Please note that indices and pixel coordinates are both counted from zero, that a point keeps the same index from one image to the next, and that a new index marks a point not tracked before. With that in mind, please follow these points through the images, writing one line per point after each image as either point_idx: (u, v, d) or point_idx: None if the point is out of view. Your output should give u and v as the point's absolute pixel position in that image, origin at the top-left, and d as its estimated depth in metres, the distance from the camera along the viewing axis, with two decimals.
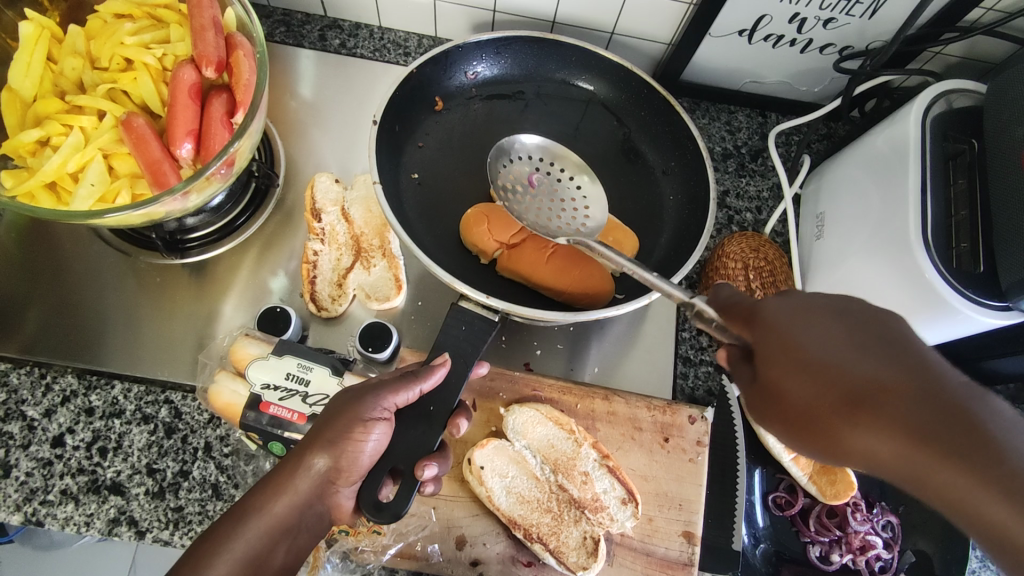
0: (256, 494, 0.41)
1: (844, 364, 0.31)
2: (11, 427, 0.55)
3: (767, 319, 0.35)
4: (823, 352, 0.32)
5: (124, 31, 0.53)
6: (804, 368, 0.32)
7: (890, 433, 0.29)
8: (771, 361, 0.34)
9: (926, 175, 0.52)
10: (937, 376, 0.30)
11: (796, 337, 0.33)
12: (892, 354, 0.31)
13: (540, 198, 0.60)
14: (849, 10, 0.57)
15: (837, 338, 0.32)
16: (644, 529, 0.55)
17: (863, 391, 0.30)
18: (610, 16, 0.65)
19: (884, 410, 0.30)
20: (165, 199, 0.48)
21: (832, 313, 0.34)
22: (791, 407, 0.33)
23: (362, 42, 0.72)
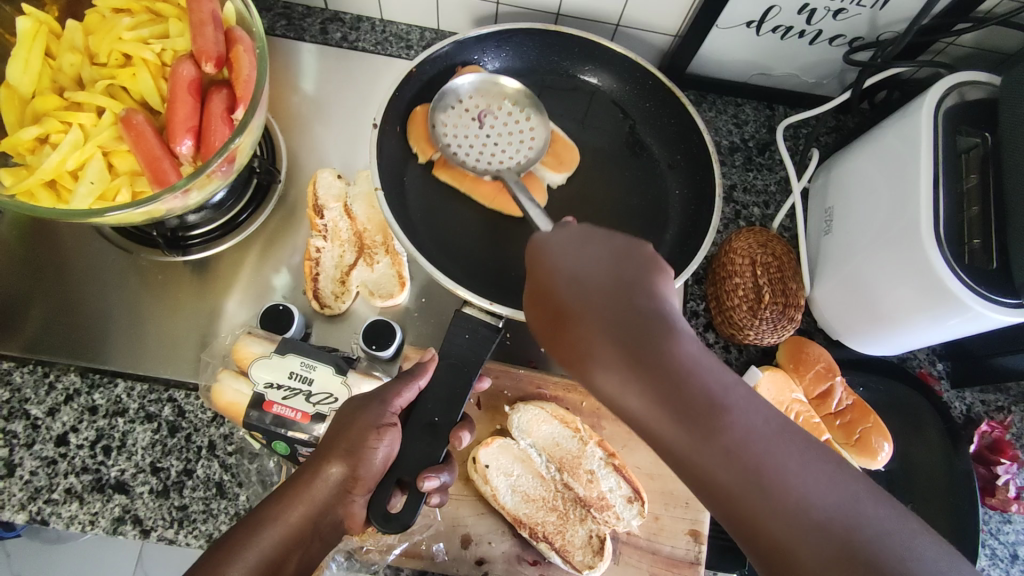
0: (273, 503, 0.42)
1: (579, 297, 0.38)
2: (15, 425, 0.55)
3: (541, 246, 0.43)
4: (568, 295, 0.38)
5: (122, 26, 0.52)
6: (544, 295, 0.40)
7: (588, 327, 0.36)
8: (532, 294, 0.41)
9: (938, 170, 0.51)
10: (637, 300, 0.37)
11: (547, 269, 0.41)
12: (615, 274, 0.38)
13: (483, 134, 0.62)
14: (859, 0, 0.56)
15: (586, 263, 0.40)
16: (650, 527, 0.54)
17: (570, 311, 0.38)
18: (615, 8, 0.64)
19: (599, 304, 0.37)
20: (165, 197, 0.47)
21: (568, 259, 0.41)
22: (549, 336, 0.40)
23: (364, 35, 0.71)
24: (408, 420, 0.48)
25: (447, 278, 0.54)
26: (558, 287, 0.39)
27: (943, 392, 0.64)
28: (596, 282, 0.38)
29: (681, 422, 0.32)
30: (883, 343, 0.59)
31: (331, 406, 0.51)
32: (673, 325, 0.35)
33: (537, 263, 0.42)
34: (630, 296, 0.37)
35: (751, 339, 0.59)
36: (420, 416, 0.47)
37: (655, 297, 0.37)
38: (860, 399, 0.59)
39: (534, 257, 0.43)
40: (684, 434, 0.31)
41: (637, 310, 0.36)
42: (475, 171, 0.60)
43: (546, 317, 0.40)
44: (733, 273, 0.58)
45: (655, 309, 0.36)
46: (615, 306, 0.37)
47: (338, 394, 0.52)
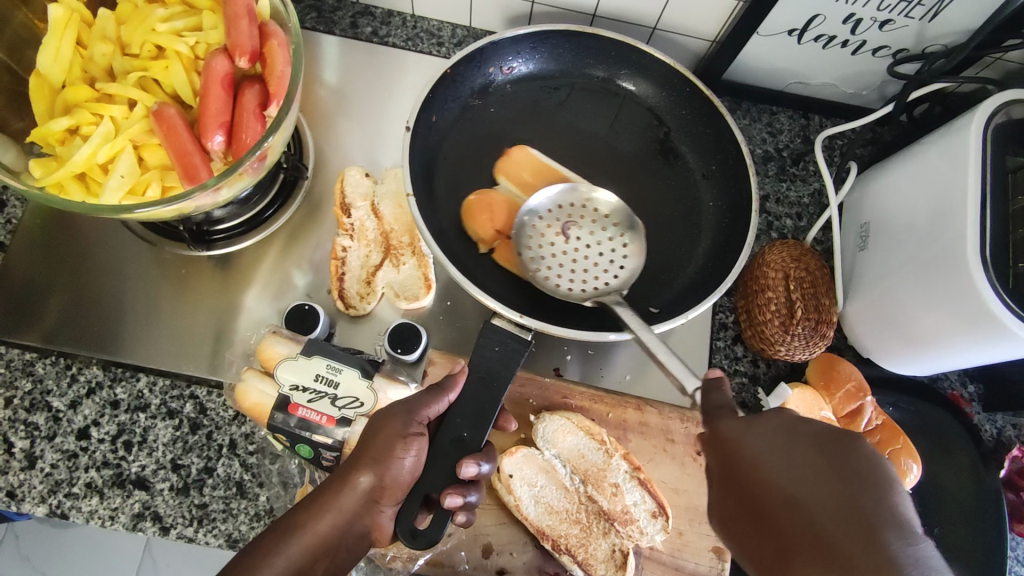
0: (301, 510, 0.42)
1: (805, 516, 0.33)
2: (36, 417, 0.54)
3: (734, 445, 0.37)
4: (780, 482, 0.35)
5: (156, 17, 0.51)
6: (752, 490, 0.36)
7: (813, 555, 0.32)
8: (731, 489, 0.37)
9: (984, 191, 0.49)
10: (859, 500, 0.33)
11: (751, 463, 0.36)
12: (819, 481, 0.34)
13: (568, 248, 0.57)
14: (908, 12, 0.55)
15: (789, 464, 0.35)
16: (674, 543, 0.53)
17: (791, 535, 0.33)
18: (654, 11, 0.62)
19: (817, 509, 0.33)
20: (196, 194, 0.46)
21: (795, 445, 0.36)
22: (738, 536, 0.36)
23: (395, 31, 0.70)
24: (436, 432, 0.48)
25: (477, 288, 0.53)
26: (750, 471, 0.36)
27: (974, 414, 0.63)
28: (803, 471, 0.34)
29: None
30: (917, 364, 0.57)
31: (357, 411, 0.51)
32: (890, 533, 0.31)
33: (733, 448, 0.37)
34: (857, 496, 0.33)
35: (781, 355, 0.58)
36: (448, 431, 0.47)
37: (890, 506, 0.32)
38: (889, 419, 0.58)
39: (710, 445, 0.39)
40: None
41: (853, 500, 0.33)
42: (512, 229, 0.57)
43: (731, 508, 0.37)
44: (766, 288, 0.57)
45: (843, 515, 0.32)
46: (846, 507, 0.33)
47: (363, 399, 0.51)
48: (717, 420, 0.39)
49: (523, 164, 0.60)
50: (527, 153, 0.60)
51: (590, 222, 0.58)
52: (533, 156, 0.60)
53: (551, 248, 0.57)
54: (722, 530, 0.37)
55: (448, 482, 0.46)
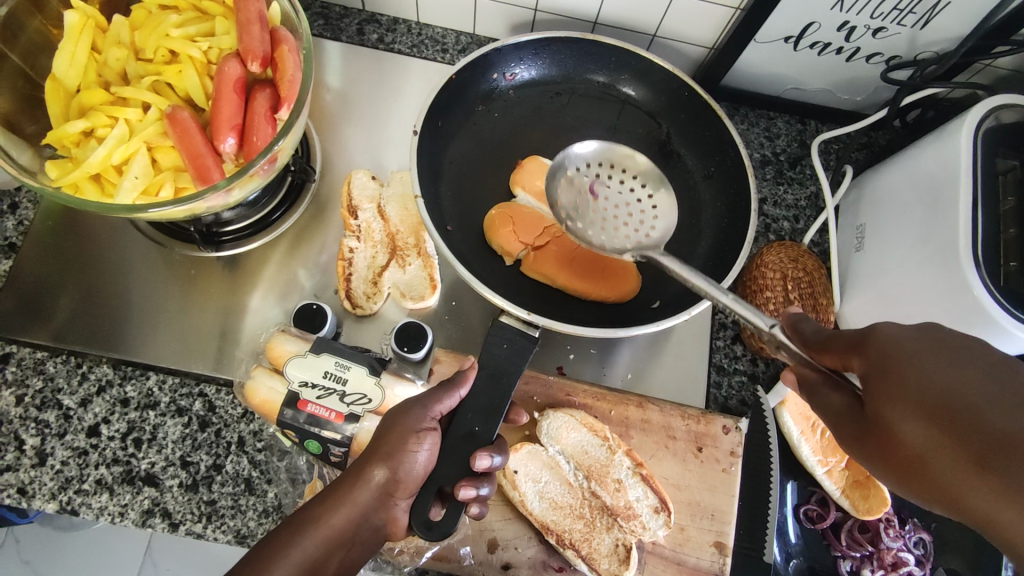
0: (317, 504, 0.43)
1: (990, 423, 0.30)
2: (47, 415, 0.55)
3: (888, 352, 0.34)
4: (973, 422, 0.31)
5: (170, 24, 0.52)
6: (936, 407, 0.32)
7: (977, 474, 0.30)
8: (889, 395, 0.33)
9: (976, 192, 0.51)
10: None
11: (906, 370, 0.33)
12: (1007, 394, 0.31)
13: (599, 210, 0.55)
14: (901, 20, 0.57)
15: (970, 377, 0.32)
16: (676, 538, 0.54)
17: (980, 445, 0.30)
18: (653, 19, 0.64)
19: (1002, 417, 0.30)
20: (208, 195, 0.48)
21: (943, 350, 0.33)
22: (875, 444, 0.34)
23: (400, 38, 0.71)
24: (448, 428, 0.49)
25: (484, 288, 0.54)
26: (914, 377, 0.33)
27: None
28: (980, 388, 0.31)
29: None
30: None
31: (365, 407, 0.52)
32: (1015, 419, 0.30)
33: (875, 365, 0.35)
34: (1019, 393, 0.31)
35: None
36: (459, 427, 0.48)
37: None
38: None
39: (846, 353, 0.37)
40: None
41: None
42: (539, 243, 0.57)
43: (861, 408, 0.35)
44: (764, 287, 0.58)
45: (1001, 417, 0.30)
46: (1018, 410, 0.30)
47: (371, 395, 0.52)
48: (870, 331, 0.36)
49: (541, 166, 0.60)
50: (539, 164, 0.61)
51: (618, 182, 0.56)
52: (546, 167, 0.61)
53: (587, 215, 0.55)
54: (857, 443, 0.35)
55: (456, 479, 0.47)
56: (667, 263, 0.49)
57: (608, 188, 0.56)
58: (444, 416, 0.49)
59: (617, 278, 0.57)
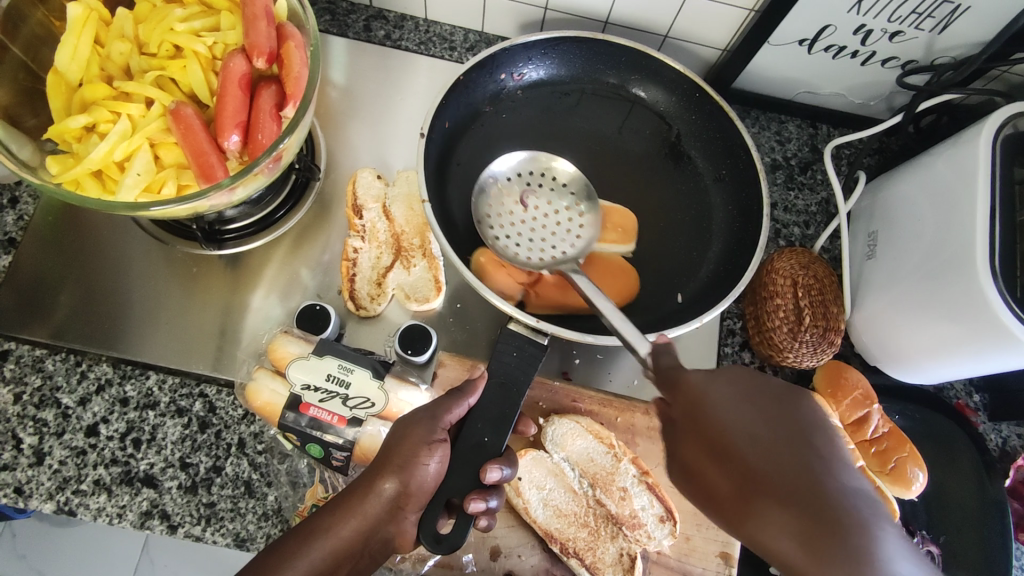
0: (326, 514, 0.43)
1: (762, 453, 0.34)
2: (45, 414, 0.54)
3: (697, 396, 0.38)
4: (746, 449, 0.35)
5: (174, 17, 0.51)
6: (725, 452, 0.35)
7: (773, 506, 0.33)
8: (691, 438, 0.37)
9: (994, 201, 0.49)
10: (824, 479, 0.33)
11: (704, 415, 0.37)
12: (767, 434, 0.35)
13: (528, 218, 0.59)
14: (919, 24, 0.56)
15: (740, 420, 0.36)
16: (681, 547, 0.54)
17: (763, 474, 0.34)
18: (666, 19, 0.63)
19: (760, 453, 0.34)
20: (211, 194, 0.47)
21: (755, 399, 0.37)
22: (694, 480, 0.37)
23: (407, 35, 0.70)
24: (456, 439, 0.48)
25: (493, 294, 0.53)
26: (703, 417, 0.37)
27: (979, 424, 0.63)
28: (746, 422, 0.36)
29: (816, 552, 0.31)
30: (923, 373, 0.58)
31: (368, 411, 0.51)
32: (836, 468, 0.33)
33: (686, 408, 0.38)
34: (806, 446, 0.34)
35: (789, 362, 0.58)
36: (469, 437, 0.47)
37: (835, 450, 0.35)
38: (895, 427, 0.57)
39: (671, 392, 0.40)
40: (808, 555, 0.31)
41: (808, 445, 0.34)
42: (532, 271, 0.57)
43: (678, 432, 0.38)
44: (775, 295, 0.57)
45: (803, 465, 0.33)
46: (792, 458, 0.34)
47: (375, 400, 0.51)
48: (675, 374, 0.40)
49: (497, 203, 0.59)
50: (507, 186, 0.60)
51: (549, 192, 0.60)
52: (511, 188, 0.60)
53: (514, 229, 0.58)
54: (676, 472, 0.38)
55: (465, 491, 0.46)
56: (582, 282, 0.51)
57: (537, 197, 0.60)
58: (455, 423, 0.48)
59: (612, 274, 0.59)
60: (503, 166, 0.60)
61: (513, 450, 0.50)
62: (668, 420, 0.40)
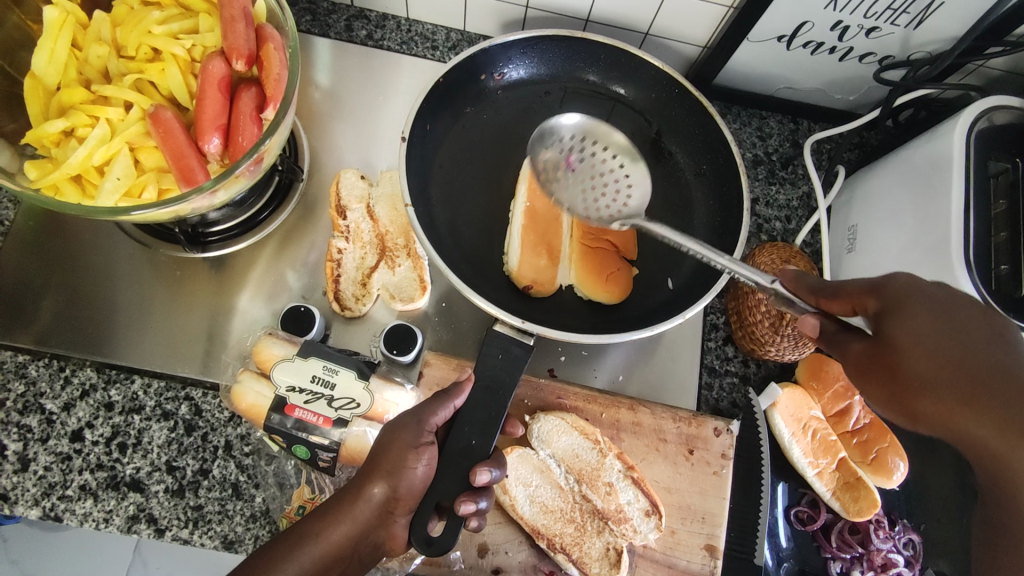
0: (316, 519, 0.43)
1: (939, 355, 0.35)
2: (29, 420, 0.54)
3: (902, 297, 0.37)
4: (926, 353, 0.35)
5: (152, 20, 0.51)
6: (893, 371, 0.36)
7: (940, 407, 0.34)
8: (886, 360, 0.36)
9: (969, 195, 0.50)
10: (1013, 379, 0.34)
11: (910, 343, 0.35)
12: (985, 358, 0.34)
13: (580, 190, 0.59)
14: (894, 19, 0.56)
15: (938, 341, 0.35)
16: (667, 541, 0.54)
17: (915, 377, 0.35)
18: (646, 16, 0.63)
19: (954, 359, 0.34)
20: (193, 197, 0.47)
21: (947, 313, 0.36)
22: (869, 387, 0.38)
23: (389, 34, 0.70)
24: (445, 442, 0.48)
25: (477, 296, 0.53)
26: (901, 334, 0.36)
27: None
28: (948, 343, 0.35)
29: (1009, 439, 0.33)
30: None
31: (354, 412, 0.51)
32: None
33: (885, 327, 0.37)
34: (1007, 347, 0.35)
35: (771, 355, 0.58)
36: (456, 440, 0.47)
37: (1020, 349, 0.35)
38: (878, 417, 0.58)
39: (846, 298, 0.39)
40: (1000, 440, 0.33)
41: (1007, 349, 0.35)
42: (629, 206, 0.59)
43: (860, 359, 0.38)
44: (755, 288, 0.57)
45: (1004, 365, 0.34)
46: (991, 356, 0.35)
47: (360, 400, 0.51)
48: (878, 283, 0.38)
49: (528, 262, 0.56)
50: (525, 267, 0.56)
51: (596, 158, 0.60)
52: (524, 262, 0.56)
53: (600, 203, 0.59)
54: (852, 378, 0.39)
55: (453, 494, 0.46)
56: (664, 236, 0.51)
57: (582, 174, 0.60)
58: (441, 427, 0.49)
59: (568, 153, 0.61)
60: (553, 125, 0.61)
61: (501, 451, 0.50)
62: (846, 324, 0.40)
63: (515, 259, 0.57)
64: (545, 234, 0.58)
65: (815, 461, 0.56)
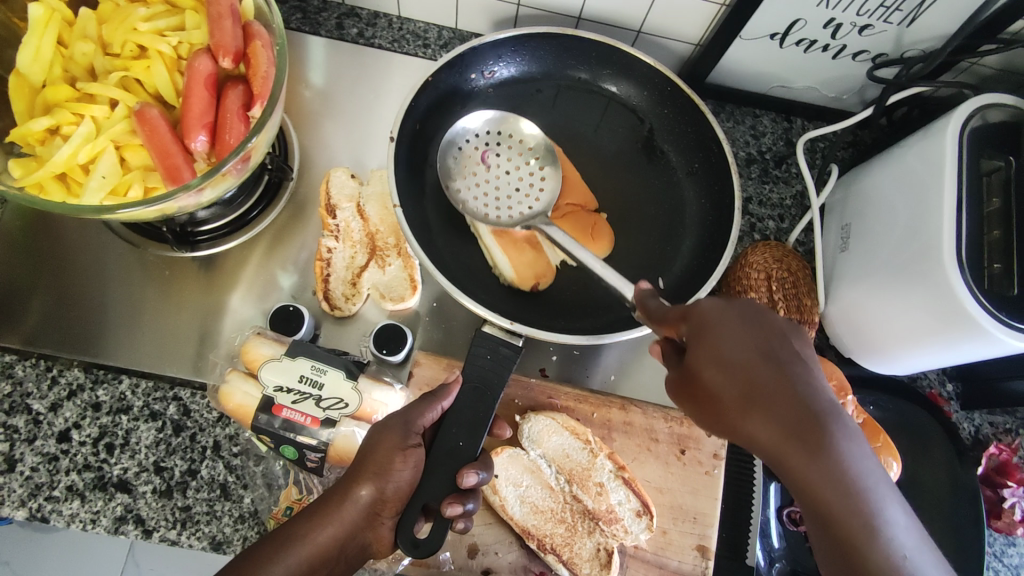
0: (302, 520, 0.43)
1: (721, 371, 0.34)
2: (16, 420, 0.54)
3: (707, 318, 0.36)
4: (726, 356, 0.34)
5: (138, 17, 0.51)
6: (705, 395, 0.35)
7: (748, 414, 0.33)
8: (693, 375, 0.36)
9: (960, 193, 0.50)
10: (817, 402, 0.32)
11: (710, 350, 0.35)
12: (760, 364, 0.34)
13: (490, 177, 0.61)
14: (887, 17, 0.56)
15: (735, 344, 0.35)
16: (658, 541, 0.54)
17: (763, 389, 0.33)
18: (638, 14, 0.63)
19: (754, 371, 0.33)
20: (178, 195, 0.46)
21: (755, 320, 0.36)
22: (690, 408, 0.37)
23: (381, 32, 0.70)
24: (433, 443, 0.48)
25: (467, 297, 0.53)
26: (698, 340, 0.36)
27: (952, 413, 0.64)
28: (743, 352, 0.34)
29: (797, 448, 0.31)
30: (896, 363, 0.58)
31: (342, 412, 0.51)
32: (808, 382, 0.33)
33: (695, 334, 0.36)
34: (782, 362, 0.34)
35: None
36: (445, 441, 0.47)
37: (807, 366, 0.34)
38: (870, 417, 0.58)
39: (681, 313, 0.39)
40: (795, 449, 0.31)
41: (789, 364, 0.34)
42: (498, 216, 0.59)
43: (680, 376, 0.37)
44: (750, 289, 0.57)
45: (801, 385, 0.33)
46: (772, 372, 0.33)
47: (348, 400, 0.51)
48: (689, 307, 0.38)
49: (517, 263, 0.57)
50: (513, 263, 0.57)
51: (508, 151, 0.62)
52: (510, 260, 0.57)
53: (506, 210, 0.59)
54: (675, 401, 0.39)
55: (441, 494, 0.46)
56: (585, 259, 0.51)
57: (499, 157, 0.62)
58: (429, 427, 0.48)
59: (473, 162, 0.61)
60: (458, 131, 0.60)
61: (490, 452, 0.50)
62: (675, 350, 0.40)
63: (504, 265, 0.57)
64: (511, 226, 0.58)
65: None
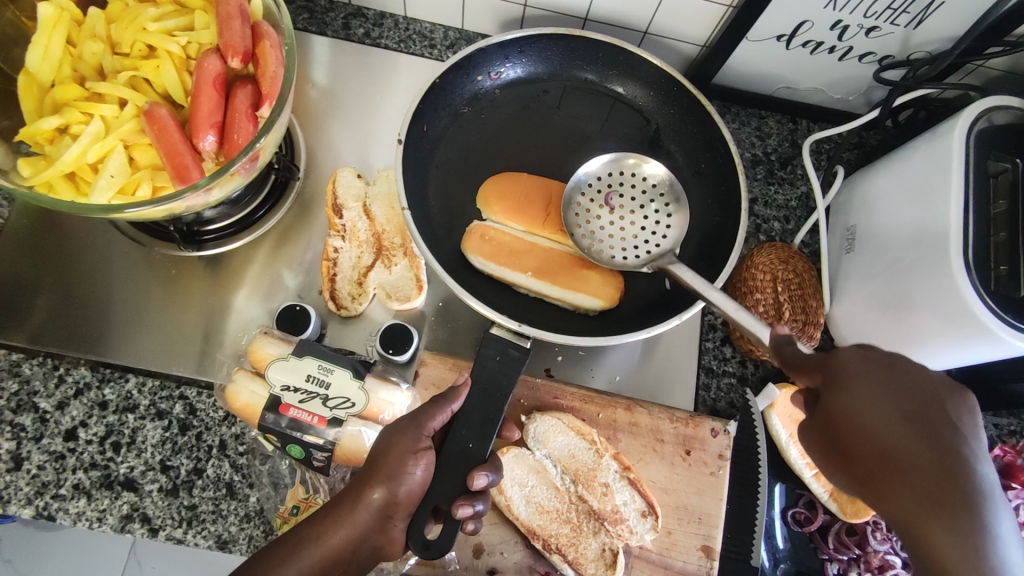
0: (314, 523, 0.43)
1: (866, 428, 0.34)
2: (22, 418, 0.54)
3: (842, 375, 0.35)
4: (864, 414, 0.34)
5: (147, 17, 0.51)
6: (849, 452, 0.34)
7: (903, 487, 0.32)
8: (830, 427, 0.35)
9: (968, 195, 0.50)
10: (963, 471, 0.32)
11: (845, 404, 0.35)
12: (902, 428, 0.33)
13: (614, 218, 0.59)
14: (894, 19, 0.56)
15: (871, 408, 0.34)
16: (663, 542, 0.54)
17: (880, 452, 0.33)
18: (644, 15, 0.63)
19: (888, 431, 0.33)
20: (187, 195, 0.46)
21: (896, 379, 0.35)
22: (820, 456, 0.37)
23: (387, 32, 0.70)
24: (442, 445, 0.48)
25: (475, 297, 0.53)
26: (848, 392, 0.35)
27: None
28: (883, 413, 0.34)
29: (936, 508, 0.31)
30: None
31: (349, 411, 0.51)
32: (973, 460, 0.32)
33: (834, 384, 0.36)
34: (929, 425, 0.33)
35: (769, 356, 0.58)
36: (454, 442, 0.47)
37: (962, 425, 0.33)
38: None
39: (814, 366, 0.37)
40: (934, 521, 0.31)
41: (941, 430, 0.33)
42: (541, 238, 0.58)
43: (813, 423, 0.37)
44: (755, 290, 0.57)
45: (934, 449, 0.32)
46: (938, 445, 0.32)
47: (355, 400, 0.51)
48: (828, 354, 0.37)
49: (598, 290, 0.55)
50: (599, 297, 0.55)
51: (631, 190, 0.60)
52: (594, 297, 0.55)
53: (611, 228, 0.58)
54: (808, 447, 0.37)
55: (451, 496, 0.46)
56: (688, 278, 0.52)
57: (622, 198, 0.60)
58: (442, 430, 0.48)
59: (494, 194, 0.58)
60: (584, 171, 0.59)
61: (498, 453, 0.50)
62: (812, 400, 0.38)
63: (588, 300, 0.55)
64: (553, 262, 0.56)
65: (812, 463, 0.56)
